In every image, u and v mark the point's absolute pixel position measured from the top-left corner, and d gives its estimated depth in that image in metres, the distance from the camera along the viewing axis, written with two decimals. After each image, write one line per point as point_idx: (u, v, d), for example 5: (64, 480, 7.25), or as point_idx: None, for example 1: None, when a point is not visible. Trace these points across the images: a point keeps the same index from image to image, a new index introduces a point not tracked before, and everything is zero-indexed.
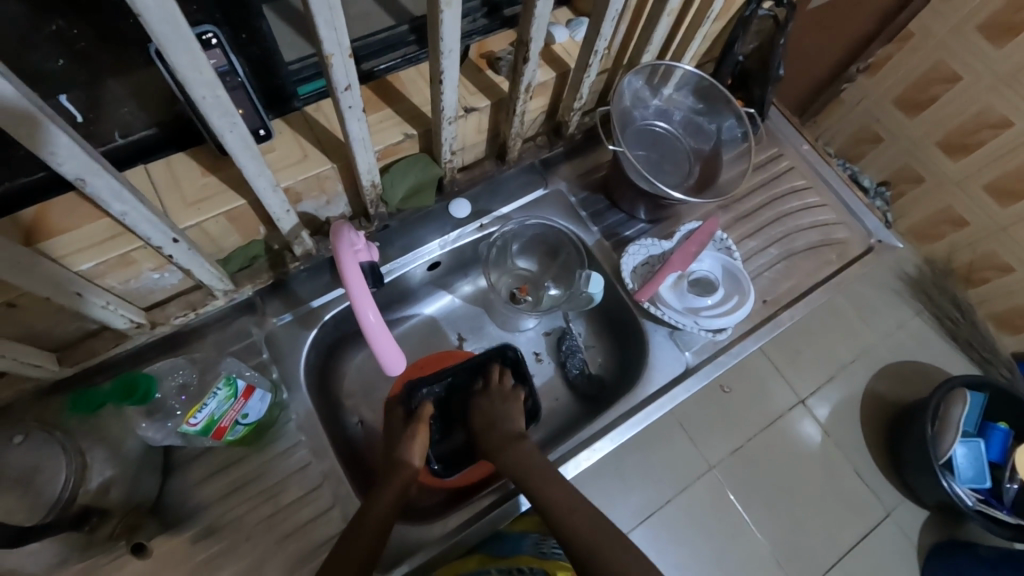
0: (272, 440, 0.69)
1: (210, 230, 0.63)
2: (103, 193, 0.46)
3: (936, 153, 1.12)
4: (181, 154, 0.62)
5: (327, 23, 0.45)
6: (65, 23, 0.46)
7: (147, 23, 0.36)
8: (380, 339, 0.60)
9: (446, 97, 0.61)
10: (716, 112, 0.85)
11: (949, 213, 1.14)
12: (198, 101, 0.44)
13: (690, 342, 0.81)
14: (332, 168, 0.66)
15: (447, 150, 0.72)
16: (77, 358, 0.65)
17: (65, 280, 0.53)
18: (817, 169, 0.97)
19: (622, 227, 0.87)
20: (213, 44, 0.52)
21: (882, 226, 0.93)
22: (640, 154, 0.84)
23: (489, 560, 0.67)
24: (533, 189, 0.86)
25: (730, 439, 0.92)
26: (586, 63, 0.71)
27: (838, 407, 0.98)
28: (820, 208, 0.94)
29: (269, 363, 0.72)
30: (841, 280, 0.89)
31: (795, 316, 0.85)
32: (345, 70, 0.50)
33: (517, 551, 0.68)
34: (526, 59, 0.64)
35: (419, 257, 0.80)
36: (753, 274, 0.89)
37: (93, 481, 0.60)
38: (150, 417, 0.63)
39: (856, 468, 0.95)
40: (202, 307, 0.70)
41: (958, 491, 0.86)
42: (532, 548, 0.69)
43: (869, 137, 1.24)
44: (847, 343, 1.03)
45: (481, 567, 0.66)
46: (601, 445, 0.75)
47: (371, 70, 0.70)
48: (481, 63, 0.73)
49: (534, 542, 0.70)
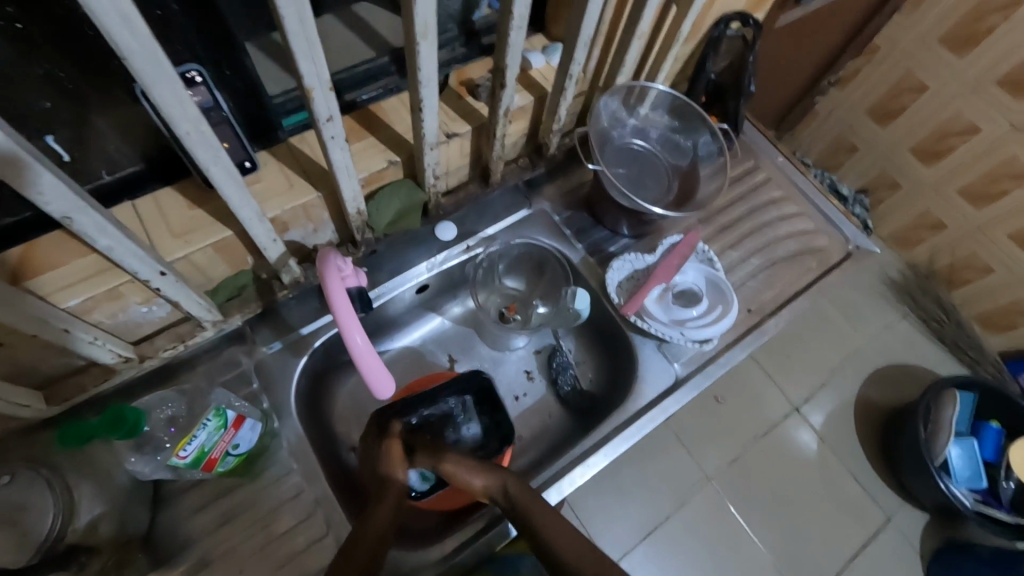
0: (263, 469, 0.69)
1: (197, 262, 0.64)
2: (90, 229, 0.47)
3: (910, 159, 1.15)
4: (167, 188, 0.64)
5: (307, 58, 0.46)
6: (51, 66, 0.48)
7: (131, 65, 0.37)
8: (368, 362, 0.60)
9: (427, 123, 0.63)
10: (691, 129, 0.88)
11: (927, 217, 1.17)
12: (182, 137, 0.45)
13: (678, 354, 0.82)
14: (318, 196, 0.67)
15: (431, 174, 0.73)
16: (63, 397, 0.65)
17: (54, 315, 0.53)
18: (792, 179, 1.00)
19: (606, 243, 0.89)
20: (197, 82, 0.53)
21: (859, 233, 0.95)
22: (620, 171, 0.86)
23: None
24: (517, 209, 0.88)
25: (726, 450, 0.95)
26: (563, 87, 0.74)
27: (833, 413, 1.01)
28: (798, 217, 0.97)
29: (259, 392, 0.71)
30: (823, 286, 0.91)
31: (779, 323, 0.86)
32: (325, 102, 0.52)
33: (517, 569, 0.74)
34: (504, 85, 0.66)
35: (408, 280, 0.81)
36: (737, 284, 0.90)
37: (81, 519, 0.58)
38: (138, 451, 0.62)
39: (851, 471, 0.97)
40: (191, 339, 0.70)
41: (956, 493, 0.86)
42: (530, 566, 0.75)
43: (844, 147, 1.28)
44: (837, 349, 1.06)
45: None
46: (595, 460, 0.75)
47: (354, 101, 0.72)
48: (461, 90, 0.76)
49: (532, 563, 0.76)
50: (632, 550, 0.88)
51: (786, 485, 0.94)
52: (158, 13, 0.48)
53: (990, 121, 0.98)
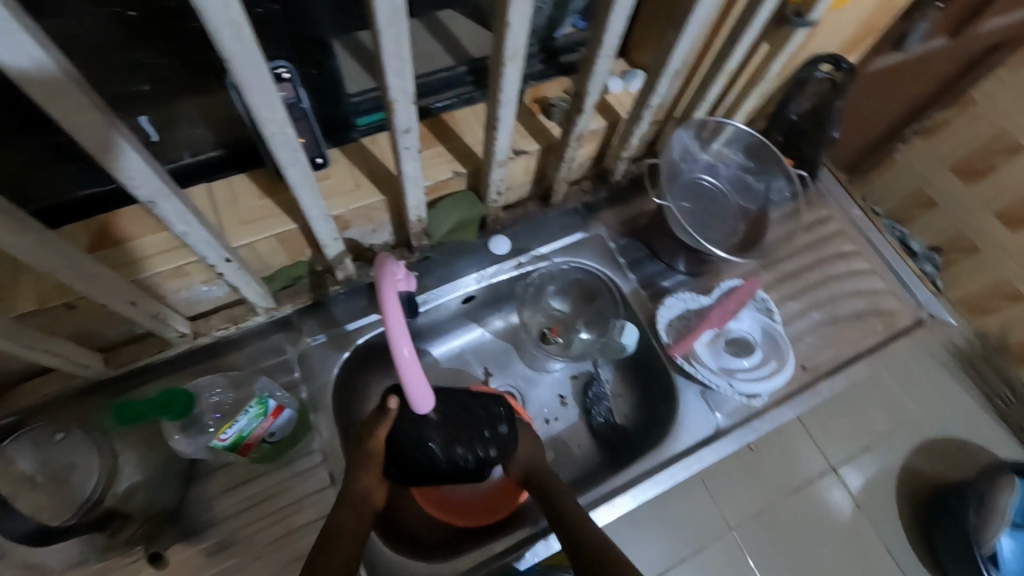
0: (293, 458, 0.70)
1: (260, 250, 0.65)
2: (170, 215, 0.48)
3: (993, 224, 1.08)
4: (241, 176, 0.64)
5: (397, 72, 0.47)
6: (155, 53, 0.50)
7: (232, 66, 0.38)
8: (411, 374, 0.58)
9: (500, 142, 0.62)
10: (766, 171, 0.84)
11: (1004, 286, 1.09)
12: (267, 137, 0.46)
13: (721, 403, 0.79)
14: (381, 200, 0.68)
15: (494, 190, 0.73)
16: (121, 361, 0.67)
17: (124, 288, 0.55)
18: (864, 233, 0.95)
19: (660, 277, 0.86)
20: (284, 78, 0.54)
21: (932, 299, 0.90)
22: (685, 206, 0.83)
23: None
24: (573, 231, 0.86)
25: (752, 500, 0.88)
26: (639, 116, 0.72)
27: (874, 479, 0.93)
28: (868, 275, 0.92)
29: (299, 383, 0.72)
30: (885, 353, 0.86)
31: (835, 386, 0.82)
32: (406, 115, 0.52)
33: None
34: (581, 110, 0.65)
35: (455, 290, 0.80)
36: (793, 337, 0.86)
37: (120, 485, 0.64)
38: (185, 431, 0.65)
39: (887, 545, 0.90)
40: (244, 321, 0.73)
41: None
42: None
43: (920, 201, 1.19)
44: (886, 412, 0.97)
45: None
46: (621, 501, 0.73)
47: (427, 108, 0.72)
48: (534, 108, 0.75)
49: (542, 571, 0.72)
50: None
51: (811, 543, 0.88)
52: (259, 10, 0.51)
53: None
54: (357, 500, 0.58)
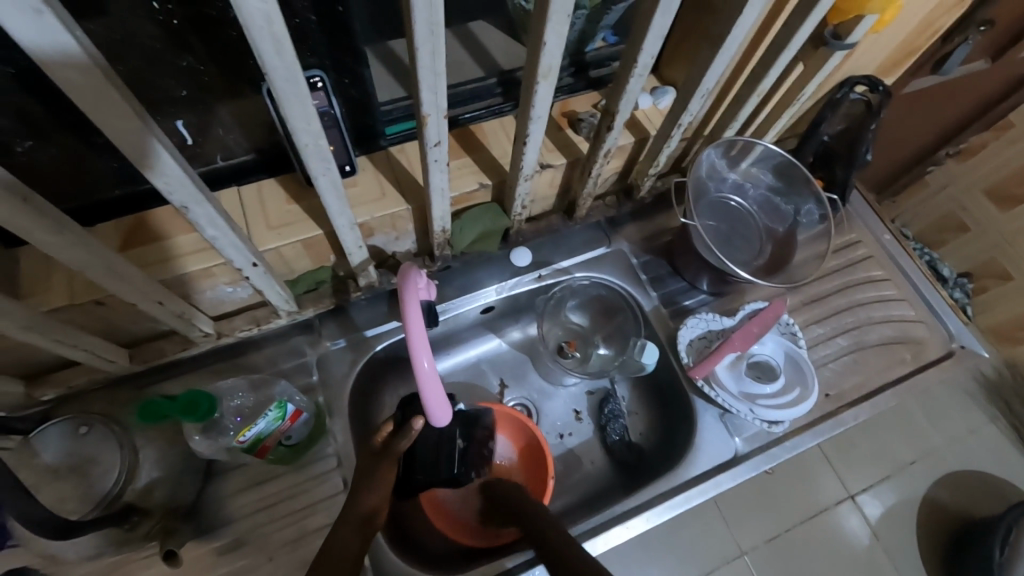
0: (308, 461, 0.70)
1: (286, 254, 0.66)
2: (202, 220, 0.49)
3: (1022, 247, 1.03)
4: (272, 180, 0.66)
5: (430, 87, 0.47)
6: (195, 59, 0.51)
7: (270, 78, 0.39)
8: (431, 387, 0.57)
9: (527, 157, 0.62)
10: (796, 193, 0.83)
11: None
12: (300, 148, 0.46)
13: (741, 428, 0.77)
14: (407, 209, 0.68)
15: (518, 204, 0.73)
16: (146, 357, 0.68)
17: (154, 288, 0.56)
18: (895, 259, 0.93)
19: (682, 296, 0.86)
20: (318, 87, 0.55)
21: (964, 329, 0.88)
22: (710, 225, 0.82)
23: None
24: (595, 246, 0.85)
25: (767, 526, 0.86)
26: (668, 134, 0.72)
27: (893, 509, 0.89)
28: (896, 302, 0.89)
29: (317, 386, 0.73)
30: (914, 383, 0.83)
31: (859, 415, 0.81)
32: (437, 129, 0.52)
33: None
34: (610, 127, 0.65)
35: (475, 300, 0.81)
36: (816, 363, 0.84)
37: (140, 481, 0.62)
38: (205, 432, 0.64)
39: None
40: (266, 323, 0.73)
41: None
42: None
43: (952, 225, 1.15)
44: (909, 442, 0.93)
45: None
46: (634, 523, 0.72)
47: (456, 118, 0.72)
48: (562, 121, 0.75)
49: None
50: None
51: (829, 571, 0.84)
52: (297, 21, 0.52)
53: None
54: (360, 521, 0.58)
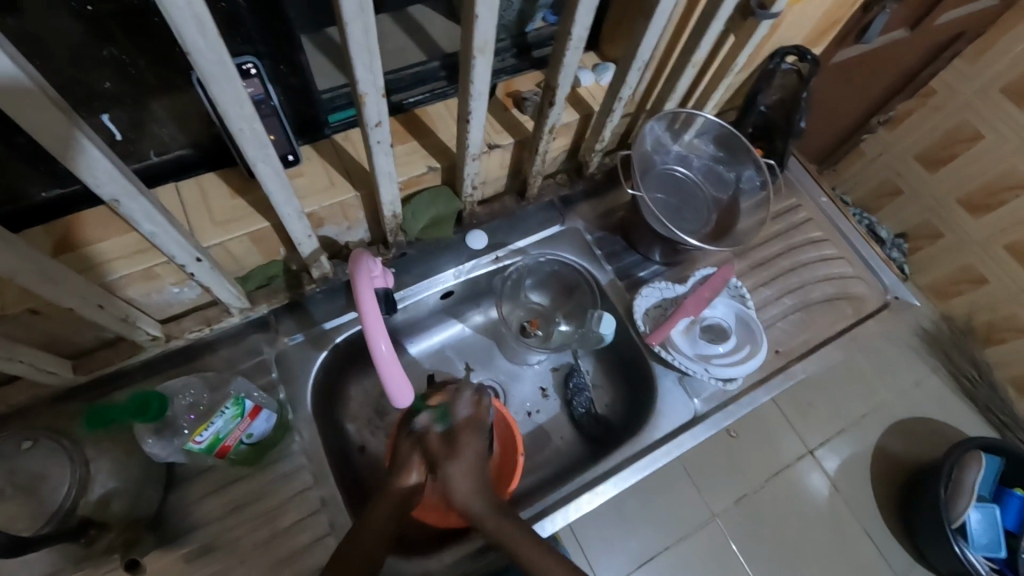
0: (273, 460, 0.69)
1: (233, 249, 0.64)
2: (136, 214, 0.47)
3: (955, 210, 1.11)
4: (212, 175, 0.64)
5: (365, 64, 0.47)
6: (116, 49, 0.49)
7: (194, 59, 0.38)
8: (389, 370, 0.59)
9: (472, 135, 0.62)
10: (736, 161, 0.86)
11: (968, 271, 1.11)
12: (235, 133, 0.45)
13: (699, 389, 0.80)
14: (356, 196, 0.67)
15: (469, 184, 0.73)
16: (92, 367, 0.66)
17: (91, 291, 0.54)
18: (833, 221, 0.97)
19: (636, 268, 0.88)
20: (251, 74, 0.54)
21: (898, 283, 0.93)
22: (658, 198, 0.84)
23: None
24: (550, 225, 0.87)
25: (733, 488, 0.91)
26: (611, 108, 0.73)
27: (849, 460, 0.95)
28: (836, 261, 0.94)
29: (277, 383, 0.72)
30: (857, 334, 0.88)
31: (808, 368, 0.84)
32: (377, 108, 0.52)
33: None
34: (553, 102, 0.65)
35: (434, 285, 0.81)
36: (767, 323, 0.88)
37: (94, 493, 0.59)
38: (158, 434, 0.62)
39: (865, 527, 0.92)
40: (218, 323, 0.71)
41: (971, 559, 0.83)
42: None
43: (888, 190, 1.22)
44: (863, 395, 1.00)
45: None
46: (604, 488, 0.74)
47: (400, 103, 0.72)
48: (507, 102, 0.75)
49: None
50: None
51: (794, 535, 0.90)
52: (223, 5, 0.49)
53: None
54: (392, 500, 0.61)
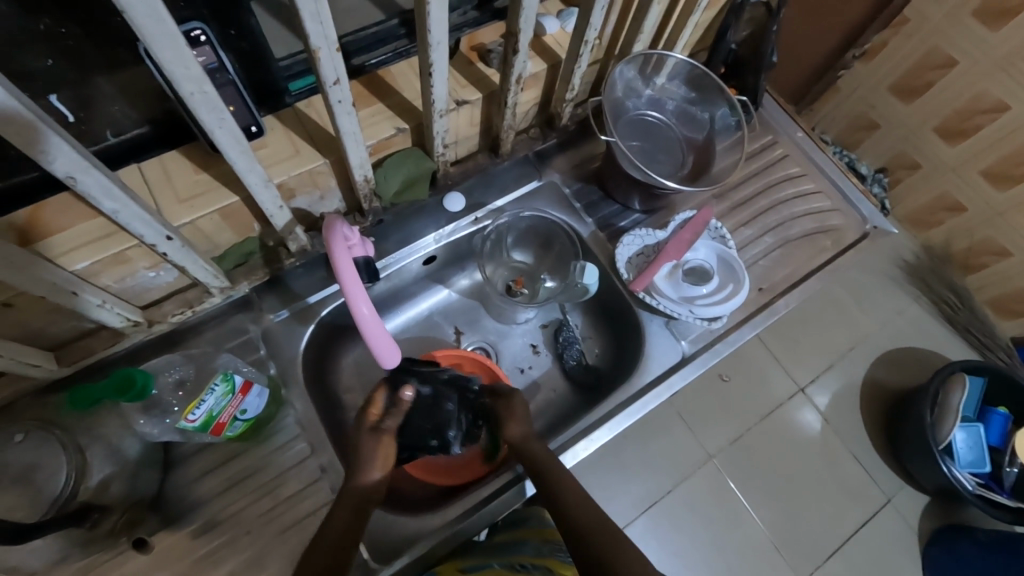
0: (267, 436, 0.70)
1: (203, 227, 0.63)
2: (96, 191, 0.47)
3: (931, 138, 1.09)
4: (174, 153, 0.62)
5: (313, 16, 0.44)
6: (53, 22, 0.46)
7: (131, 20, 0.36)
8: (374, 331, 0.60)
9: (436, 89, 0.61)
10: (709, 101, 0.85)
11: (946, 199, 1.11)
12: (185, 97, 0.44)
13: (686, 332, 0.82)
14: (325, 163, 0.66)
15: (439, 143, 0.72)
16: (74, 358, 0.66)
17: (60, 278, 0.53)
18: (811, 156, 0.97)
19: (616, 218, 0.88)
20: (201, 41, 0.52)
21: (877, 212, 0.93)
22: (633, 145, 0.83)
23: (494, 555, 0.65)
24: (527, 180, 0.86)
25: (730, 429, 0.93)
26: (577, 53, 0.71)
27: (839, 394, 0.98)
28: (815, 195, 0.94)
29: (266, 359, 0.72)
30: (836, 266, 0.89)
31: (790, 303, 0.86)
32: (332, 64, 0.50)
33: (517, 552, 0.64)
34: (516, 50, 0.64)
35: (415, 252, 0.80)
36: (748, 263, 0.89)
37: (92, 479, 0.60)
38: (148, 413, 0.62)
39: (855, 454, 0.95)
40: (199, 304, 0.71)
41: (957, 476, 0.85)
42: (532, 550, 0.63)
43: (864, 124, 1.19)
44: (848, 331, 1.02)
45: (487, 560, 0.65)
46: (598, 435, 0.76)
47: (362, 65, 0.70)
48: (472, 55, 0.73)
49: (534, 546, 0.64)
50: (631, 523, 0.86)
51: (789, 464, 0.92)
52: None
53: (1020, 99, 0.93)
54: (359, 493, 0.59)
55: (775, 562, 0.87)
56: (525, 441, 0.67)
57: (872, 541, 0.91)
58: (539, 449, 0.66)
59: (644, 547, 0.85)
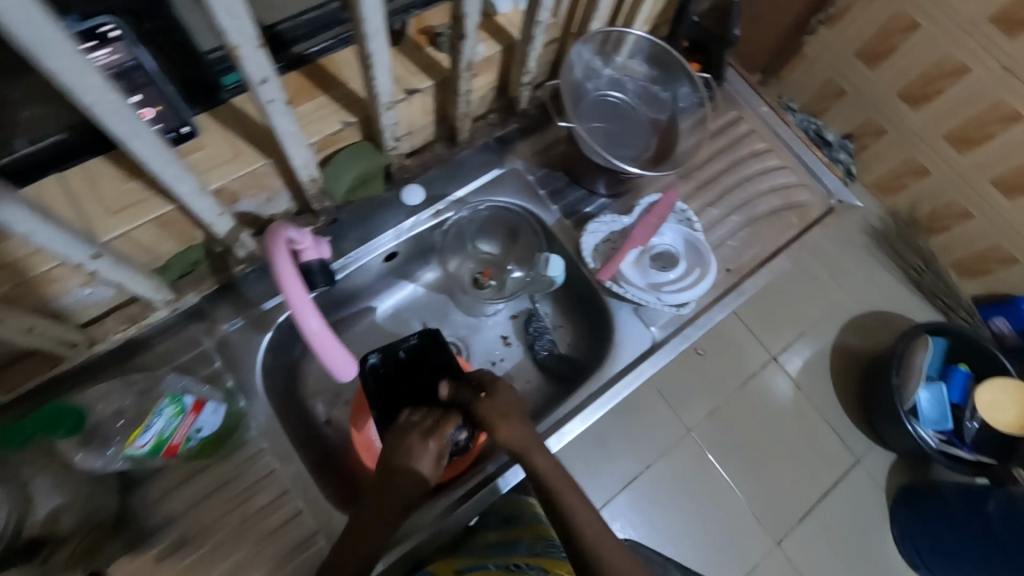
0: (232, 449, 0.68)
1: (139, 239, 0.59)
2: (8, 217, 0.42)
3: (897, 103, 1.08)
4: (101, 160, 0.58)
5: (227, 11, 0.40)
6: None
7: (7, 30, 0.31)
8: (327, 345, 0.59)
9: (380, 81, 0.57)
10: (671, 80, 0.82)
11: (911, 163, 1.11)
12: (90, 109, 0.40)
13: (655, 317, 0.81)
14: (267, 163, 0.62)
15: (390, 136, 0.68)
16: (12, 384, 0.62)
17: None
18: (775, 130, 0.96)
19: (582, 204, 0.85)
20: (115, 38, 0.48)
21: (841, 185, 0.93)
22: (596, 127, 0.81)
23: (490, 556, 0.63)
24: (489, 168, 0.83)
25: (706, 402, 0.93)
26: (531, 35, 0.68)
27: (810, 361, 0.99)
28: (780, 171, 0.93)
29: (222, 372, 0.69)
30: (803, 242, 0.89)
31: (758, 283, 0.86)
32: (256, 61, 0.46)
33: (512, 552, 0.63)
34: (464, 36, 0.60)
35: (375, 249, 0.77)
36: (717, 243, 0.88)
37: (39, 512, 0.57)
38: (86, 448, 0.60)
39: (827, 420, 0.97)
40: (144, 319, 0.68)
41: (922, 435, 0.88)
42: (527, 549, 0.63)
43: (831, 92, 1.18)
44: (818, 301, 1.03)
45: (481, 560, 0.63)
46: (572, 426, 0.76)
47: (303, 54, 0.65)
48: (421, 40, 0.69)
49: (528, 544, 0.64)
50: (612, 500, 0.86)
51: (764, 432, 0.94)
52: None
53: (980, 62, 0.92)
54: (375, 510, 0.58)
55: (755, 530, 0.89)
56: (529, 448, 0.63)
57: (845, 503, 0.93)
58: (542, 462, 0.63)
59: (627, 524, 0.86)
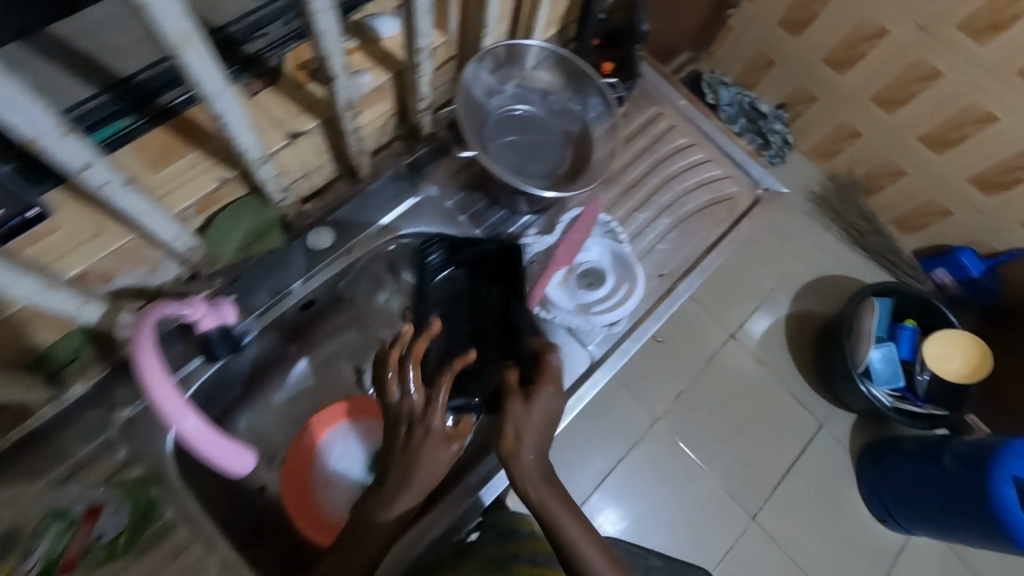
0: (149, 541, 0.64)
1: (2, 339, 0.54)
2: None
3: (823, 70, 1.12)
4: None
5: (7, 105, 0.36)
6: None
7: None
8: (206, 441, 0.60)
9: (242, 137, 0.54)
10: (579, 88, 0.84)
11: (843, 127, 1.15)
12: None
13: (590, 336, 0.82)
14: (135, 236, 0.57)
15: (275, 189, 0.65)
16: None
17: None
18: (695, 126, 0.97)
19: (505, 225, 0.84)
20: None
21: (767, 174, 0.95)
22: (508, 140, 0.83)
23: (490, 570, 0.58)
24: (403, 199, 0.80)
25: (671, 387, 0.98)
26: (416, 62, 0.67)
27: (774, 327, 1.05)
28: (705, 164, 0.95)
29: (129, 461, 0.65)
30: (733, 237, 0.90)
31: (690, 284, 0.87)
32: (74, 147, 0.42)
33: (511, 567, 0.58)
34: (333, 72, 0.57)
35: (284, 302, 0.73)
36: (646, 249, 0.90)
37: None
38: None
39: (788, 387, 1.02)
40: (30, 419, 0.62)
41: (876, 395, 0.93)
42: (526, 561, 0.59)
43: (761, 62, 1.21)
44: (771, 271, 1.09)
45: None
46: None
47: (170, 105, 0.59)
48: (300, 76, 0.65)
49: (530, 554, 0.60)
50: (592, 496, 0.90)
51: (730, 410, 0.99)
52: None
53: (898, 23, 0.95)
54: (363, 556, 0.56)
55: (727, 505, 0.94)
56: (528, 477, 0.58)
57: (807, 472, 0.98)
58: (535, 490, 0.58)
59: (611, 515, 0.90)
